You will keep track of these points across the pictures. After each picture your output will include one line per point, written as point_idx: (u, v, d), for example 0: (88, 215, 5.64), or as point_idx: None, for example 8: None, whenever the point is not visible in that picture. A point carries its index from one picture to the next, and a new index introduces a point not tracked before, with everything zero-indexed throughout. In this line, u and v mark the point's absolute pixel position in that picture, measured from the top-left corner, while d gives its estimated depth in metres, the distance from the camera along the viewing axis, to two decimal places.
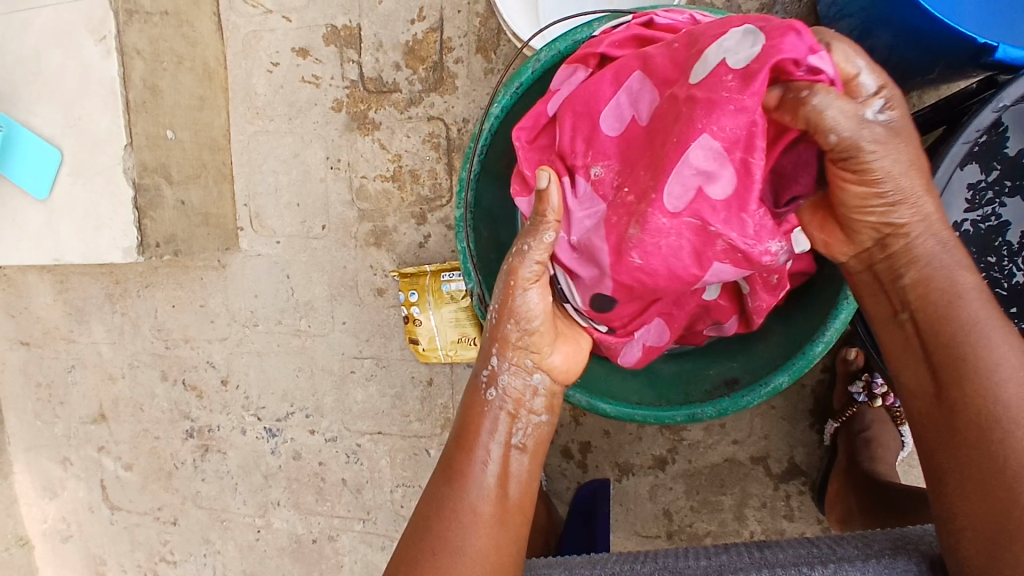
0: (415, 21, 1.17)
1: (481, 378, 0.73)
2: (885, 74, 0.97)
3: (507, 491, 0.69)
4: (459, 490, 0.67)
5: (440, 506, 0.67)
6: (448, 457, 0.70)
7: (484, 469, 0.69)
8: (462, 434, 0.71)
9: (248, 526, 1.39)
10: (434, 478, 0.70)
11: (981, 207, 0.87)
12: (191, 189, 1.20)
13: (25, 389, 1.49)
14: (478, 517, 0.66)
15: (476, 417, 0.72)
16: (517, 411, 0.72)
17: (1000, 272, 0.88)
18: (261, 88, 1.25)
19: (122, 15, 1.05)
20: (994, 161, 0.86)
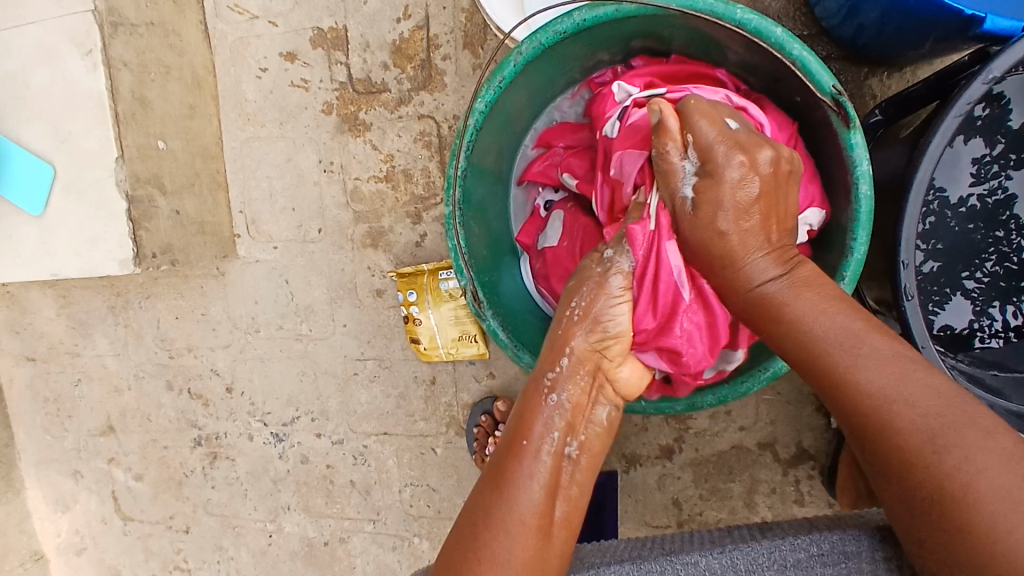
0: (401, 19, 1.16)
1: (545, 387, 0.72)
2: (876, 51, 0.95)
3: (556, 507, 0.67)
4: (504, 495, 0.65)
5: (486, 509, 0.65)
6: (498, 462, 0.68)
7: (535, 474, 0.66)
8: (515, 436, 0.69)
9: (260, 531, 1.40)
10: (481, 482, 0.68)
11: (987, 181, 0.91)
12: (185, 199, 1.20)
13: (34, 404, 1.50)
14: (526, 527, 0.64)
15: (531, 416, 0.70)
16: (575, 422, 0.71)
17: (1009, 245, 0.92)
18: (251, 94, 1.25)
19: (107, 27, 1.05)
20: (998, 134, 0.90)
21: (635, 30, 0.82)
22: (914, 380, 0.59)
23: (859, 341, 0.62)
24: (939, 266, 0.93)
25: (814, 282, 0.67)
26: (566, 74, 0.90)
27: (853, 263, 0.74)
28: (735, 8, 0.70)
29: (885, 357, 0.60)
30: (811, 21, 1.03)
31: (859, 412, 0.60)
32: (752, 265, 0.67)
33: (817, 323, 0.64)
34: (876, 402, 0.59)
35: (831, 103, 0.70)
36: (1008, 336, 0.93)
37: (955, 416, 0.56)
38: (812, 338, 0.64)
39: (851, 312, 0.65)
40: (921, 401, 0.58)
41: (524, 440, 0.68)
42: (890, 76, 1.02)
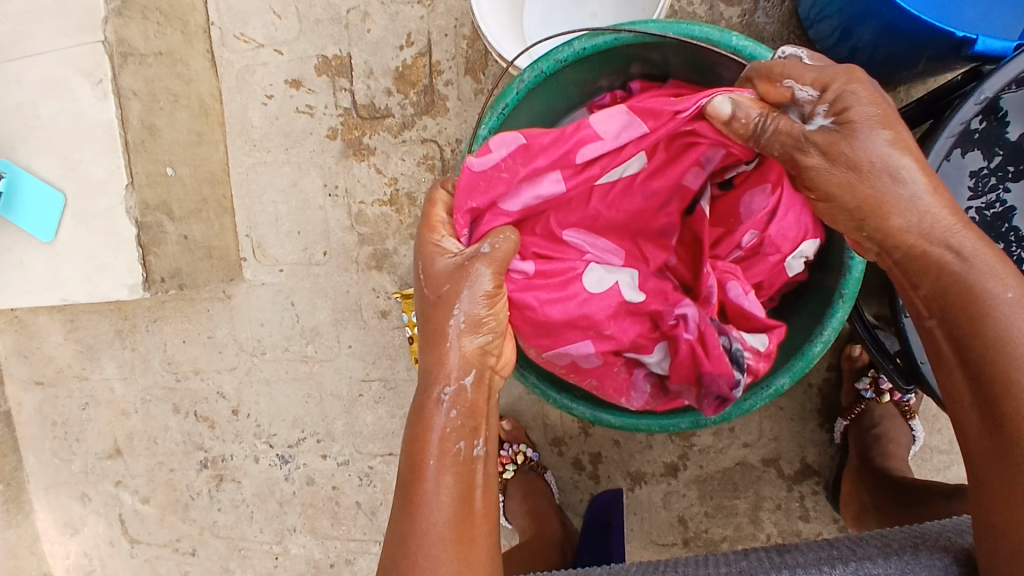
0: (403, 46, 1.19)
1: (435, 394, 0.69)
2: (870, 72, 0.97)
3: (471, 504, 0.66)
4: (415, 513, 0.64)
5: (401, 534, 0.63)
6: (404, 478, 0.67)
7: (439, 483, 0.65)
8: (414, 450, 0.67)
9: (266, 553, 1.40)
10: (393, 505, 0.66)
11: (985, 193, 0.93)
12: (193, 224, 1.22)
13: (42, 428, 1.51)
14: (443, 536, 0.63)
15: (428, 428, 0.68)
16: (477, 422, 0.69)
17: (1008, 257, 0.93)
18: (256, 120, 1.27)
19: (117, 58, 1.08)
20: (995, 147, 0.91)
21: (633, 58, 0.85)
22: None
23: None
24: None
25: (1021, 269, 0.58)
26: (567, 99, 0.92)
27: (851, 281, 0.76)
28: (731, 36, 0.73)
29: None
30: (805, 43, 1.05)
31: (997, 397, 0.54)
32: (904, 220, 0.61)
33: (1015, 295, 0.56)
34: None
35: None
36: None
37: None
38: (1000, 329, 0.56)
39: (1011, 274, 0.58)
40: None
41: (420, 452, 0.67)
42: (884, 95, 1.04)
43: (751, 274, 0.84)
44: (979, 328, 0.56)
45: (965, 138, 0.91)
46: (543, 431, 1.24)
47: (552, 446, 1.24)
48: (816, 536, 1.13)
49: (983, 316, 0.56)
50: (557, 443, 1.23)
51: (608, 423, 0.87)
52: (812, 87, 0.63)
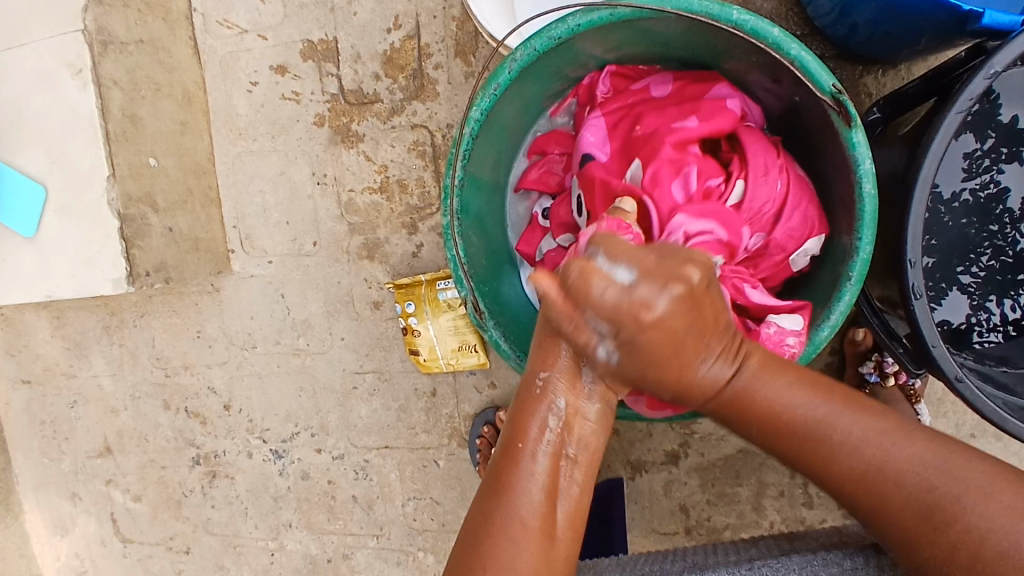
0: (391, 29, 1.16)
1: (536, 384, 0.65)
2: (871, 49, 0.95)
3: (557, 508, 0.64)
4: (503, 504, 0.63)
5: (487, 520, 0.63)
6: (497, 466, 0.66)
7: (534, 477, 0.64)
8: (511, 440, 0.66)
9: (262, 549, 1.38)
10: (480, 488, 0.66)
11: (979, 175, 0.91)
12: (178, 216, 1.19)
13: (30, 426, 1.48)
14: (528, 532, 0.62)
15: (526, 417, 0.66)
16: (569, 421, 0.65)
17: (1004, 240, 0.92)
18: (242, 108, 1.24)
19: (97, 46, 1.04)
20: (989, 129, 0.89)
21: (631, 35, 0.81)
22: (910, 449, 0.59)
23: (792, 388, 0.61)
24: (935, 261, 0.93)
25: (809, 384, 0.62)
26: (561, 78, 0.89)
27: (858, 263, 0.73)
28: (732, 10, 0.70)
29: (858, 438, 0.59)
30: (804, 21, 1.03)
31: (774, 430, 0.61)
32: (700, 378, 0.59)
33: (840, 432, 0.60)
34: (858, 462, 0.59)
35: (830, 102, 0.69)
36: (1007, 330, 0.92)
37: (963, 483, 0.57)
38: (779, 419, 0.61)
39: (824, 394, 0.62)
40: (964, 477, 0.57)
41: (519, 443, 0.65)
42: (885, 73, 1.02)
43: (756, 273, 0.83)
44: (859, 410, 0.61)
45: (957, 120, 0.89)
46: None
47: None
48: (820, 523, 1.12)
49: (746, 404, 0.61)
50: None
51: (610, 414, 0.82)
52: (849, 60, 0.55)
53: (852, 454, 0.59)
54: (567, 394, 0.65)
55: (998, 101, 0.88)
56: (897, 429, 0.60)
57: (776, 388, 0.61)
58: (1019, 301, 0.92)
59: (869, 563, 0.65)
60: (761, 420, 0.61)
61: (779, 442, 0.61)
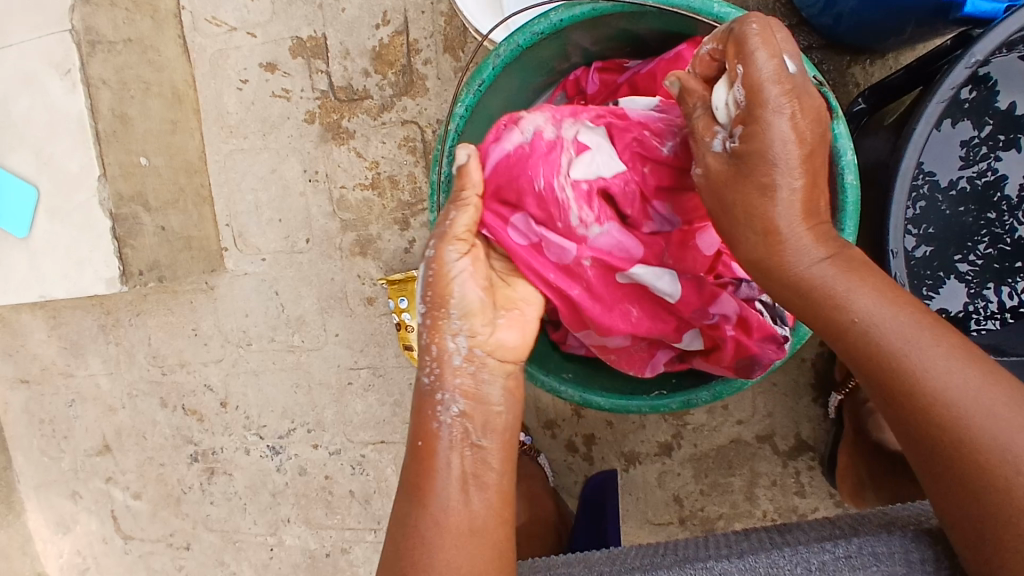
0: (380, 25, 1.16)
1: (424, 385, 0.68)
2: (858, 39, 0.95)
3: (472, 503, 0.64)
4: (423, 509, 0.63)
5: (405, 528, 0.63)
6: (412, 473, 0.66)
7: (442, 476, 0.65)
8: (415, 443, 0.67)
9: (261, 545, 1.39)
10: (398, 498, 0.67)
11: (976, 162, 0.91)
12: (170, 214, 1.19)
13: (30, 426, 1.49)
14: (446, 532, 0.62)
15: (425, 417, 0.67)
16: (473, 408, 0.67)
17: (1001, 227, 0.92)
18: (232, 106, 1.24)
19: (85, 46, 1.04)
20: (986, 116, 0.89)
21: (615, 29, 0.82)
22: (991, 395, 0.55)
23: (886, 306, 0.59)
24: (933, 249, 0.93)
25: (892, 300, 0.60)
26: (548, 73, 0.89)
27: None
28: (713, 3, 0.70)
29: (948, 368, 0.56)
30: (791, 11, 1.03)
31: (852, 336, 0.60)
32: (795, 262, 0.61)
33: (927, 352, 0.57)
34: (935, 393, 0.56)
35: (812, 94, 0.69)
36: (1004, 317, 0.92)
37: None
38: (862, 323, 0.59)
39: (913, 320, 0.59)
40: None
41: (422, 440, 0.67)
42: (872, 63, 1.02)
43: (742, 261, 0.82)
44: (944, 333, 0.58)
45: (954, 107, 0.89)
46: (536, 414, 1.23)
47: (545, 429, 1.23)
48: (812, 511, 1.13)
49: (840, 301, 0.60)
50: (550, 426, 1.23)
51: (598, 406, 0.81)
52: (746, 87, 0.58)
53: (941, 384, 0.56)
54: (459, 385, 0.67)
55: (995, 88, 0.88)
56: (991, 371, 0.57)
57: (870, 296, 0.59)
58: (1016, 289, 0.92)
59: (862, 551, 0.65)
60: (840, 325, 0.60)
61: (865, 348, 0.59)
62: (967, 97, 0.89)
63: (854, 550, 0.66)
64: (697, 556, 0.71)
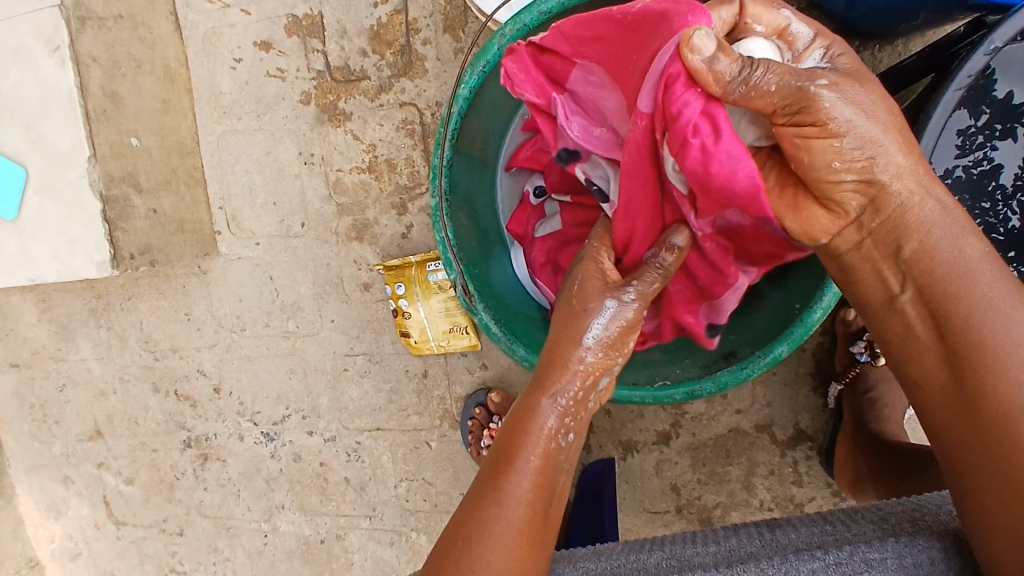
0: (378, 4, 1.13)
1: (562, 401, 0.68)
2: (868, 24, 0.93)
3: (544, 500, 0.64)
4: (502, 507, 0.62)
5: (477, 516, 0.62)
6: (494, 471, 0.64)
7: (526, 474, 0.64)
8: (511, 440, 0.66)
9: (255, 531, 1.37)
10: (474, 483, 0.65)
11: (971, 152, 0.88)
12: (162, 196, 1.17)
13: (19, 411, 1.47)
14: (513, 526, 0.62)
15: (530, 414, 0.67)
16: (576, 409, 0.69)
17: (995, 217, 0.91)
18: (226, 86, 1.21)
19: (75, 22, 1.01)
20: (983, 105, 0.86)
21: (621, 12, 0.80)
22: None
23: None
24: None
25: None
26: None
27: None
28: None
29: None
30: None
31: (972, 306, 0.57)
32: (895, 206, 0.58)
33: None
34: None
35: None
36: None
37: None
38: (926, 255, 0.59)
39: None
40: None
41: (535, 453, 0.65)
42: (881, 49, 1.00)
43: None
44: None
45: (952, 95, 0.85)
46: None
47: None
48: (809, 501, 1.13)
49: (955, 272, 0.58)
50: None
51: (600, 396, 0.79)
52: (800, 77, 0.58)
53: (993, 322, 0.56)
54: (574, 412, 0.69)
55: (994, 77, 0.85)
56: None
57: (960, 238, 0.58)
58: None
59: (852, 553, 0.63)
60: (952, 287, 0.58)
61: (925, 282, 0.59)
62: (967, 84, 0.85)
63: (845, 556, 0.64)
64: (689, 561, 0.69)
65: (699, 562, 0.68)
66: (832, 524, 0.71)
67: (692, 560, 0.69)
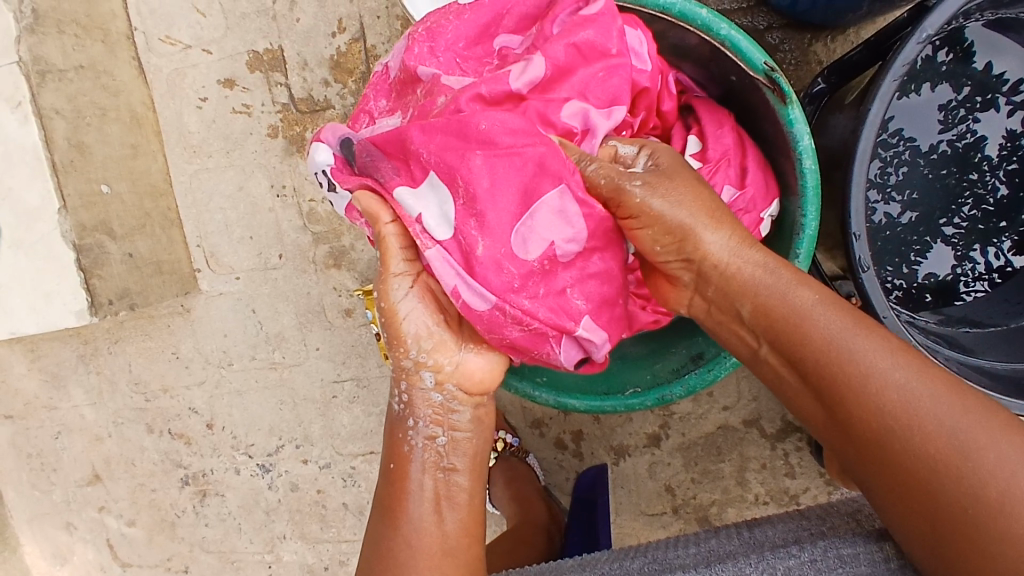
0: (336, 33, 1.14)
1: (399, 411, 0.74)
2: (816, 17, 0.94)
3: (445, 516, 0.70)
4: (392, 527, 0.69)
5: (380, 546, 0.69)
6: (385, 495, 0.72)
7: (417, 496, 0.70)
8: (388, 463, 0.73)
9: (259, 563, 1.38)
10: (375, 514, 0.72)
11: (955, 126, 0.90)
12: (137, 240, 1.18)
13: (18, 461, 1.48)
14: (417, 550, 0.68)
15: (398, 444, 0.73)
16: (438, 429, 0.73)
17: (984, 188, 0.91)
18: (194, 125, 1.22)
19: (34, 77, 1.02)
20: (963, 77, 0.89)
21: None
22: (942, 398, 0.55)
23: (863, 336, 0.59)
24: (918, 215, 0.92)
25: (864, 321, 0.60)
26: None
27: (806, 240, 0.72)
28: None
29: (896, 381, 0.57)
30: None
31: (811, 348, 0.61)
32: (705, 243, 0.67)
33: (899, 372, 0.57)
34: (894, 405, 0.56)
35: (764, 81, 0.68)
36: (992, 278, 0.92)
37: (979, 421, 0.54)
38: (807, 348, 0.61)
39: (879, 337, 0.59)
40: (977, 423, 0.54)
41: (394, 464, 0.73)
42: (833, 40, 1.01)
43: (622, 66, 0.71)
44: (906, 353, 0.58)
45: (932, 71, 0.88)
46: (523, 414, 1.23)
47: (533, 429, 1.23)
48: (804, 492, 1.13)
49: (808, 319, 0.62)
50: (538, 425, 1.23)
51: (574, 408, 0.81)
52: (631, 145, 0.71)
53: (842, 352, 0.59)
54: (427, 414, 0.73)
55: (972, 49, 0.88)
56: (946, 373, 0.58)
57: (792, 284, 0.64)
58: (1002, 250, 0.92)
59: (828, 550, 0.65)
60: (791, 333, 0.62)
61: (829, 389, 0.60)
62: (945, 59, 0.88)
63: (819, 554, 0.65)
64: (670, 564, 0.71)
65: (680, 564, 0.70)
66: (807, 517, 0.74)
67: (673, 561, 0.72)
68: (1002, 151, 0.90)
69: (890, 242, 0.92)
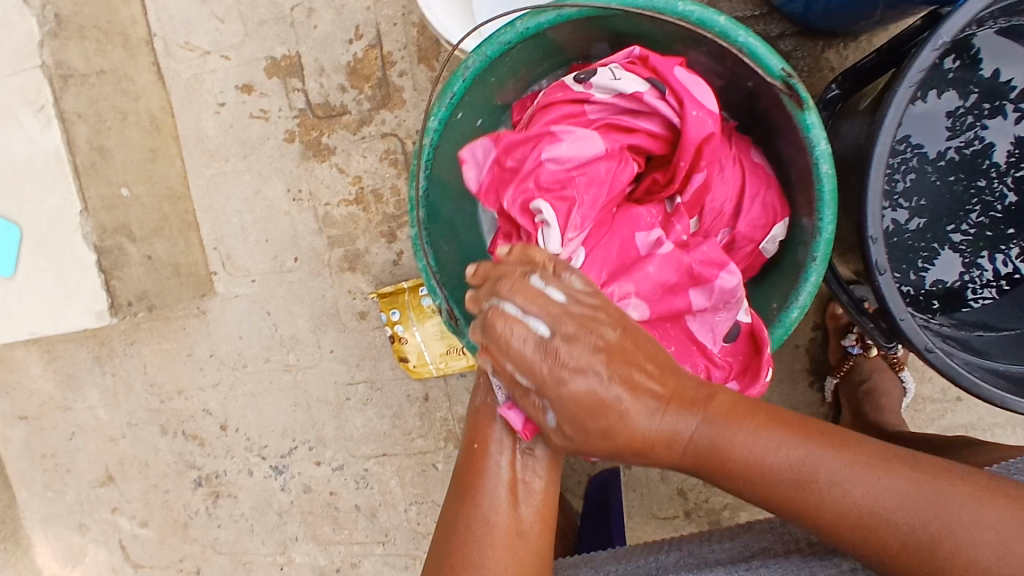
0: (353, 40, 1.16)
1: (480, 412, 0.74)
2: (830, 24, 0.95)
3: (522, 507, 0.70)
4: (471, 503, 0.70)
5: (453, 524, 0.69)
6: (463, 472, 0.72)
7: (497, 475, 0.70)
8: (470, 441, 0.73)
9: (271, 565, 1.39)
10: (452, 490, 0.73)
11: (963, 133, 0.91)
12: (156, 243, 1.20)
13: (31, 462, 1.49)
14: (492, 529, 0.68)
15: (484, 436, 0.72)
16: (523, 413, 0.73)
17: (992, 195, 0.92)
18: (211, 130, 1.24)
19: (58, 81, 1.04)
20: (971, 84, 0.89)
21: (580, 34, 0.81)
22: (864, 468, 0.60)
23: (809, 453, 0.61)
24: (926, 221, 0.92)
25: (761, 423, 0.62)
26: (520, 83, 0.88)
27: (822, 243, 0.73)
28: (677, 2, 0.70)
29: (840, 482, 0.59)
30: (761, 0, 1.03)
31: (741, 474, 0.61)
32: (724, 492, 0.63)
33: (834, 474, 0.60)
34: (855, 515, 0.59)
35: (781, 86, 0.69)
36: (1000, 285, 0.93)
37: (932, 496, 0.58)
38: (763, 487, 0.61)
39: (795, 435, 0.62)
40: (931, 488, 0.58)
41: (476, 443, 0.72)
42: (846, 47, 1.02)
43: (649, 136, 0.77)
44: (887, 466, 0.60)
45: (938, 79, 0.89)
46: None
47: None
48: None
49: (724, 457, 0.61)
50: None
51: None
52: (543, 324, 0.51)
53: (842, 514, 0.59)
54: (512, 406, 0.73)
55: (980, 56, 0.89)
56: (871, 457, 0.61)
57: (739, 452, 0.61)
58: (1010, 256, 0.92)
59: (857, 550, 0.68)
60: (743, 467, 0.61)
61: (805, 517, 0.61)
62: (952, 67, 0.89)
63: None
64: (704, 558, 0.74)
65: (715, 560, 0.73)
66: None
67: (708, 558, 0.73)
68: (1009, 157, 0.91)
69: (897, 248, 0.93)
